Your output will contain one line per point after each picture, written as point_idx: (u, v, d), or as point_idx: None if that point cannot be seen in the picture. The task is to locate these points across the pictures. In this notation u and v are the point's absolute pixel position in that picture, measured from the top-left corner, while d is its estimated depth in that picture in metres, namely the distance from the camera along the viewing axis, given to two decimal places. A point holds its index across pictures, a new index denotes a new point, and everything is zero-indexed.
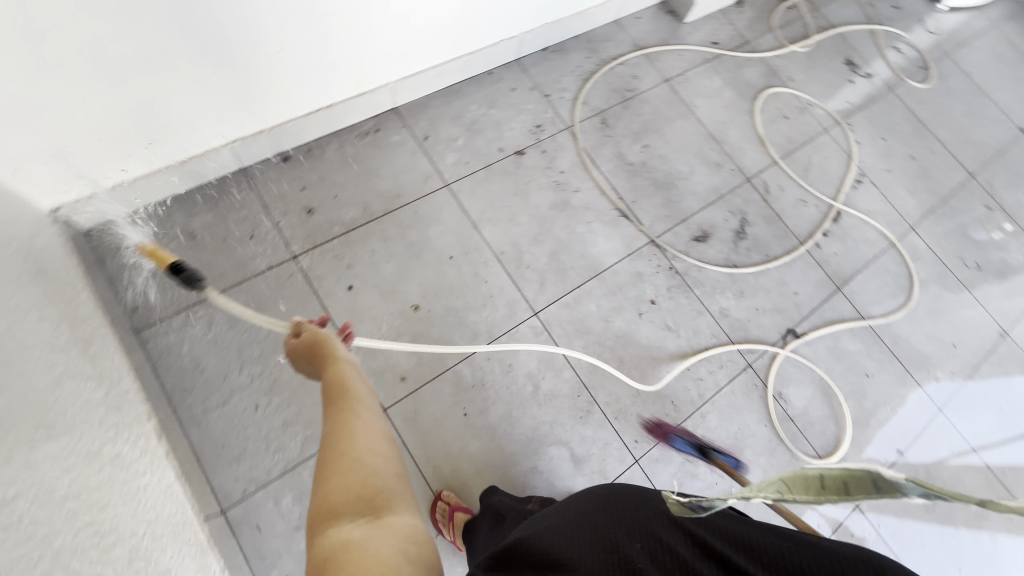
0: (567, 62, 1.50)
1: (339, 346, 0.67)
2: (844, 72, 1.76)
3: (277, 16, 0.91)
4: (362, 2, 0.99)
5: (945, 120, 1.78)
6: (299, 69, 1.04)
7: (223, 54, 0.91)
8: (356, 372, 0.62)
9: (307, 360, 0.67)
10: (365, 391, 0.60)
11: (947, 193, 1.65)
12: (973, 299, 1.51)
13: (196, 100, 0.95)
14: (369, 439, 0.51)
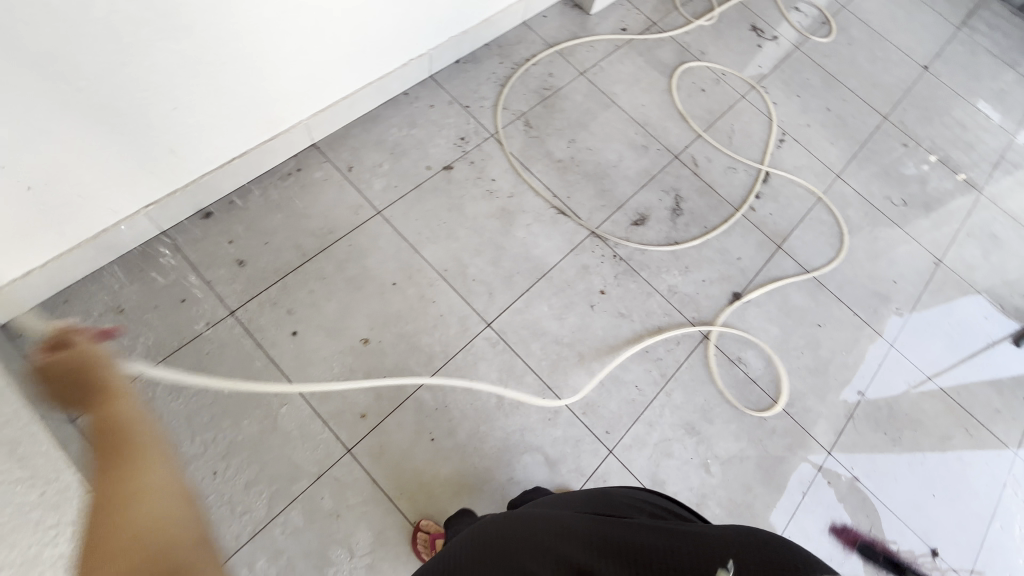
0: (482, 71, 1.51)
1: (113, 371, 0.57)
2: (750, 38, 1.82)
3: (169, 74, 0.89)
4: (257, 46, 0.98)
5: (851, 69, 1.86)
6: (204, 123, 1.02)
7: (117, 120, 0.88)
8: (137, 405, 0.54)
9: (60, 384, 0.56)
10: (153, 436, 0.51)
11: (865, 138, 1.72)
12: (905, 234, 1.57)
13: (97, 171, 0.92)
14: (161, 498, 0.43)
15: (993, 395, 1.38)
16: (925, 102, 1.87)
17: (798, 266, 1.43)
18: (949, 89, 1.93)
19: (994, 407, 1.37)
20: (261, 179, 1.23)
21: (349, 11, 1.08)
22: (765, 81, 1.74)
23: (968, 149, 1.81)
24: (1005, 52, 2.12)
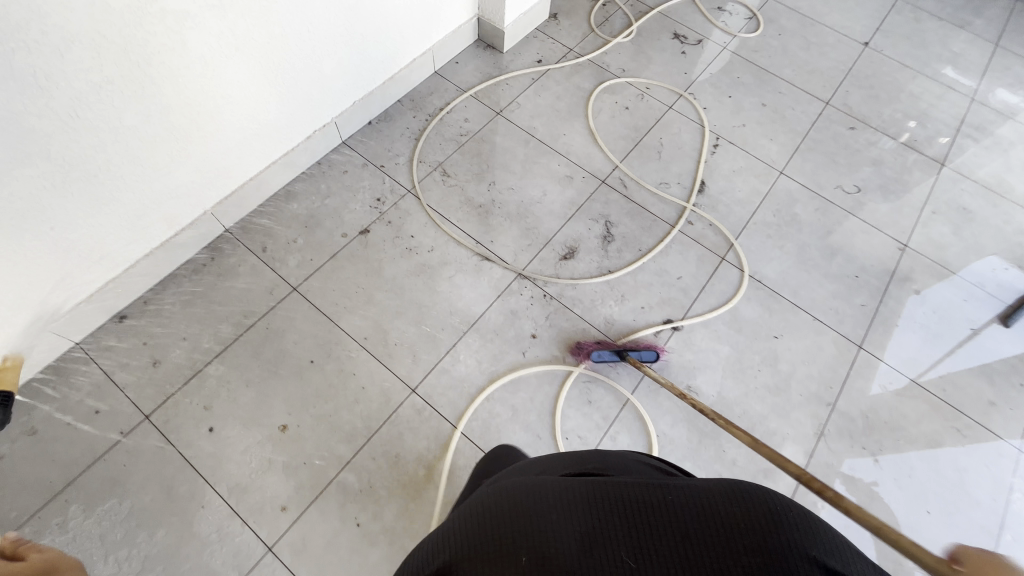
0: (395, 128, 1.50)
1: None
2: (674, 46, 1.78)
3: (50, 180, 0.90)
4: (140, 138, 0.99)
5: (785, 60, 1.79)
6: (101, 223, 1.02)
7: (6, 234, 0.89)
8: None
9: None
10: None
11: (808, 127, 1.64)
12: (864, 222, 1.47)
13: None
14: None
15: (985, 387, 1.25)
16: (871, 78, 1.78)
17: (745, 277, 1.35)
18: (895, 62, 1.83)
19: (988, 400, 1.23)
20: (175, 274, 1.22)
21: (235, 89, 1.09)
22: (693, 87, 1.68)
23: (924, 121, 1.71)
24: (953, 12, 2.02)
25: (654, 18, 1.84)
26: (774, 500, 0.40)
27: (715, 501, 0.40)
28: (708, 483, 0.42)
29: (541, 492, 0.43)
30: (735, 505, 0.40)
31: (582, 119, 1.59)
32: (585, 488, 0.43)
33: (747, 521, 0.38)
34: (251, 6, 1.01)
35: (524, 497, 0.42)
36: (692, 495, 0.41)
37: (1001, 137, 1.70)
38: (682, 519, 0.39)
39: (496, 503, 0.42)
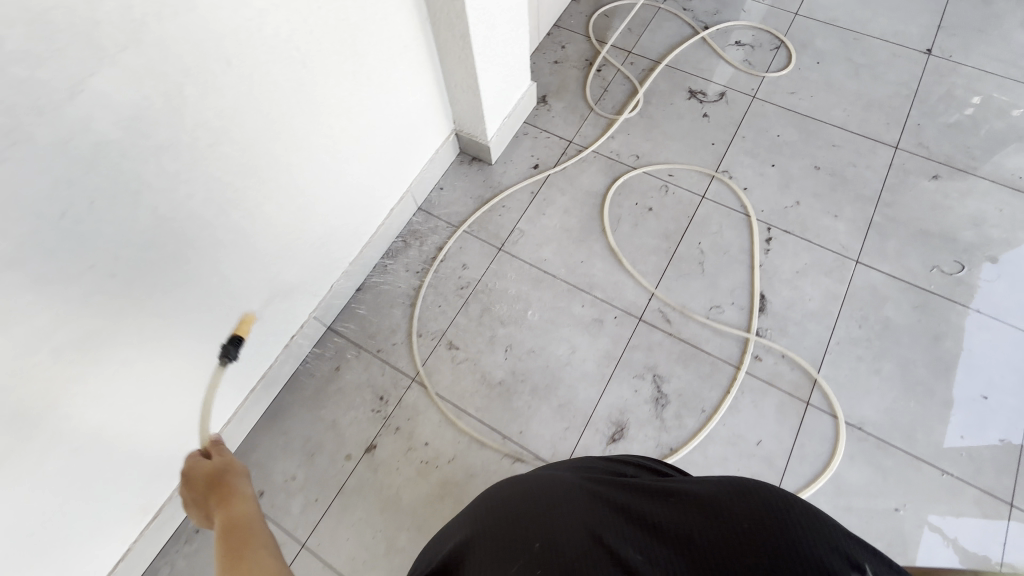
0: (385, 294, 1.28)
1: (240, 473, 0.64)
2: (692, 108, 1.47)
3: None
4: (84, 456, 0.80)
5: (832, 96, 1.47)
6: (62, 555, 0.85)
7: None
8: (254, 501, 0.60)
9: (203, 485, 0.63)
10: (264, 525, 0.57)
11: (878, 188, 1.33)
12: (978, 314, 1.17)
13: None
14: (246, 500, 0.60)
15: None
16: (944, 100, 1.44)
17: (842, 426, 1.08)
18: (971, 68, 1.48)
19: None
20: (166, 550, 1.05)
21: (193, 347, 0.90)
22: (725, 161, 1.38)
23: None
24: None
25: (660, 75, 1.53)
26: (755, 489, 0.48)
27: (712, 501, 0.48)
28: (705, 491, 0.50)
29: (560, 488, 0.53)
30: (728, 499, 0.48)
31: (599, 234, 1.32)
32: (594, 492, 0.52)
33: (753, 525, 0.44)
34: (176, 274, 0.80)
35: (549, 496, 0.51)
36: (692, 504, 0.49)
37: None
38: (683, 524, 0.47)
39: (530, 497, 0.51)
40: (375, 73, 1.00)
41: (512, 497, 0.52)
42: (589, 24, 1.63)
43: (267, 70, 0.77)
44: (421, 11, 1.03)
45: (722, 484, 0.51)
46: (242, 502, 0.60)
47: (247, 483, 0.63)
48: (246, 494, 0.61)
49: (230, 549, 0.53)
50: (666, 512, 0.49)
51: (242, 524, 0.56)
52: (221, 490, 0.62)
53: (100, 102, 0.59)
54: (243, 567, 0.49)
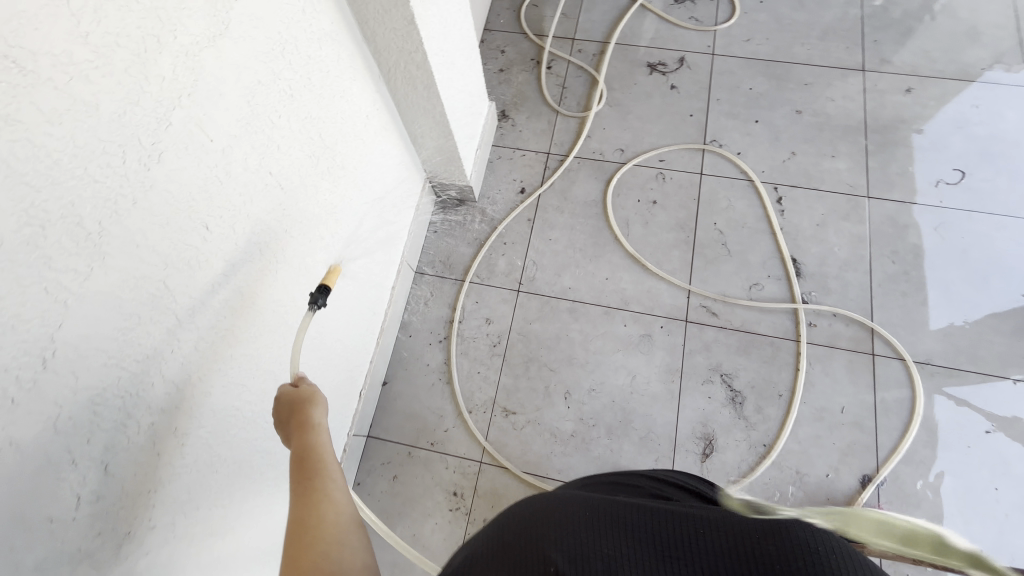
0: (415, 377, 1.16)
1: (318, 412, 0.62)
2: (657, 82, 1.40)
3: None
4: None
5: (786, 33, 1.43)
6: None
7: None
8: (328, 440, 0.60)
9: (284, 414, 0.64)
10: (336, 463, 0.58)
11: (862, 116, 1.31)
12: (992, 215, 1.19)
13: None
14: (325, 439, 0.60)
15: None
16: (890, 10, 1.43)
17: (913, 367, 1.08)
18: None
19: None
20: None
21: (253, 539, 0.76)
22: (710, 130, 1.33)
23: (976, 33, 1.38)
24: None
25: (613, 56, 1.45)
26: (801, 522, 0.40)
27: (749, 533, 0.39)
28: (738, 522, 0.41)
29: (589, 499, 0.46)
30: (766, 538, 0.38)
31: (613, 243, 1.25)
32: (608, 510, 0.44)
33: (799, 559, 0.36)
34: (216, 481, 0.66)
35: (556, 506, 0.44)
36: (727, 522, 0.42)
37: None
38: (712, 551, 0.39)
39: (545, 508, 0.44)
40: (348, 160, 0.86)
41: (523, 520, 0.43)
42: (521, 20, 1.51)
43: (248, 211, 0.63)
44: (374, 72, 0.89)
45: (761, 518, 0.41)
46: (317, 433, 0.61)
47: (323, 413, 0.63)
48: (319, 425, 0.61)
49: (303, 478, 0.56)
50: (691, 526, 0.42)
51: (315, 455, 0.58)
52: (298, 420, 0.62)
53: (83, 350, 0.44)
54: (316, 501, 0.53)
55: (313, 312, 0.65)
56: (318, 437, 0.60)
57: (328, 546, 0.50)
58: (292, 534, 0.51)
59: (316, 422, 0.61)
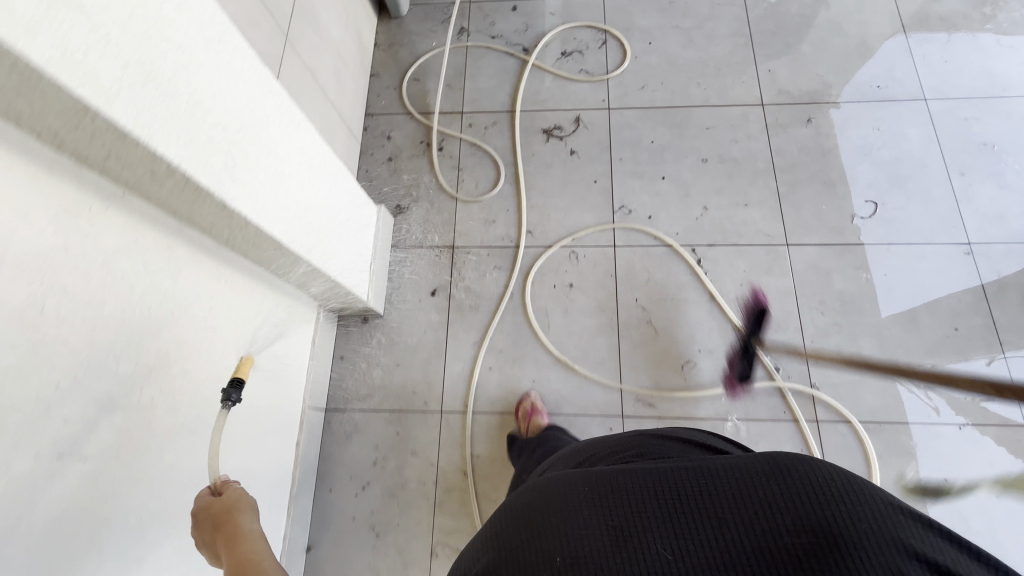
0: (342, 535, 1.05)
1: (246, 517, 0.61)
2: (555, 151, 1.32)
3: None
4: None
5: (679, 75, 1.37)
6: None
7: None
8: (265, 545, 0.57)
9: (211, 528, 0.61)
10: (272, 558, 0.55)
11: (768, 157, 1.26)
12: (911, 245, 1.15)
13: None
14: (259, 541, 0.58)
15: None
16: (780, 34, 1.39)
17: (860, 430, 1.03)
18: None
19: None
20: None
21: None
22: (617, 196, 1.26)
23: (867, 48, 1.35)
24: None
25: (506, 126, 1.36)
26: (797, 465, 0.45)
27: (749, 479, 0.44)
28: (741, 470, 0.46)
29: (598, 480, 0.48)
30: (772, 480, 0.44)
31: (534, 340, 1.16)
32: (615, 483, 0.48)
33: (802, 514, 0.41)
34: None
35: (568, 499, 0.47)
36: (734, 477, 0.45)
37: (953, 15, 1.36)
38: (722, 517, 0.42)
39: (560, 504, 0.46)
40: (188, 364, 0.74)
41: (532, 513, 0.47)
42: (403, 99, 1.40)
43: (30, 521, 0.52)
44: (210, 247, 0.77)
45: (764, 461, 0.46)
46: (250, 539, 0.58)
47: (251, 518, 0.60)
48: (251, 532, 0.59)
49: None
50: (694, 494, 0.45)
51: (249, 559, 0.55)
52: (228, 528, 0.59)
53: None
54: None
55: (225, 410, 0.68)
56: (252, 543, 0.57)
57: None
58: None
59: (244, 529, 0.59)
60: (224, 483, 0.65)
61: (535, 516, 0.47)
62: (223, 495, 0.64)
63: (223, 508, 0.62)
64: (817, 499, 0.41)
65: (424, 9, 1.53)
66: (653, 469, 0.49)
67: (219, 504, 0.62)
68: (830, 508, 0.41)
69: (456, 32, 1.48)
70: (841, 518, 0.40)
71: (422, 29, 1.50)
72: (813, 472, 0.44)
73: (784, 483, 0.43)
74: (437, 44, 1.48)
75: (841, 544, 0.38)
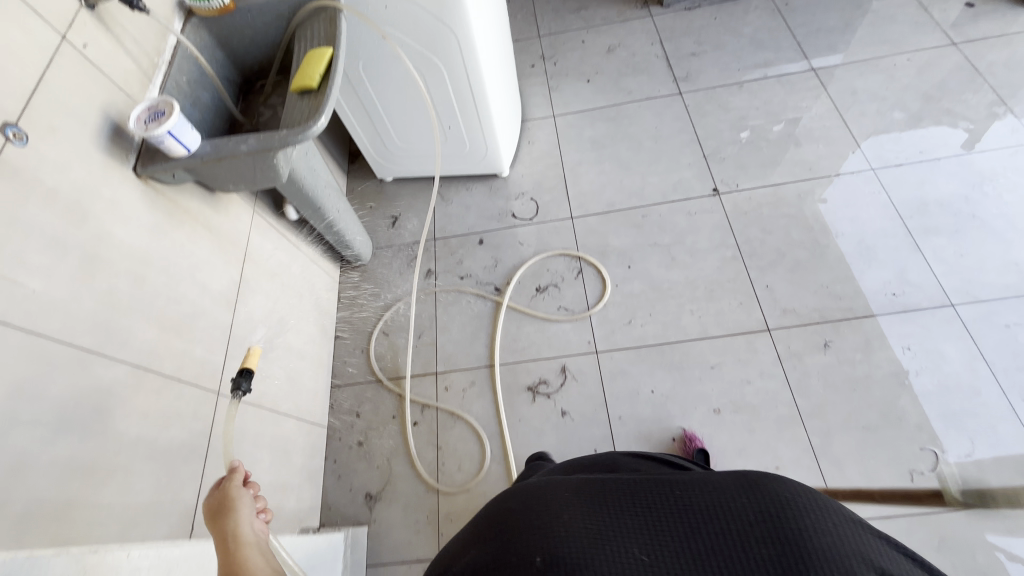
0: None
1: (241, 507, 0.57)
2: (545, 411, 1.16)
3: None
4: None
5: (667, 299, 1.24)
6: None
7: None
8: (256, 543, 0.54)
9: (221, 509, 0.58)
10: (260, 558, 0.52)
11: (790, 399, 1.09)
12: (997, 504, 0.94)
13: None
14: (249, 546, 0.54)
15: None
16: (770, 240, 1.28)
17: None
18: (764, 188, 1.35)
19: None
20: None
21: None
22: None
23: (868, 247, 1.22)
24: (739, 68, 1.59)
25: (487, 385, 1.21)
26: (761, 481, 0.44)
27: (717, 488, 0.44)
28: (714, 482, 0.45)
29: (574, 489, 0.48)
30: (740, 495, 0.43)
31: None
32: (597, 485, 0.48)
33: (767, 533, 0.40)
34: None
35: (545, 502, 0.46)
36: (699, 489, 0.45)
37: (952, 198, 1.25)
38: (688, 527, 0.42)
39: (533, 505, 0.46)
40: None
41: (511, 518, 0.46)
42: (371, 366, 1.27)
43: None
44: None
45: (737, 479, 0.45)
46: (241, 535, 0.54)
47: (247, 516, 0.56)
48: (242, 535, 0.54)
49: None
50: (665, 501, 0.45)
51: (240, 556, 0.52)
52: (223, 524, 0.55)
53: None
54: None
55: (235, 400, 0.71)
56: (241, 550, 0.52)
57: None
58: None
59: (231, 527, 0.55)
60: (237, 471, 0.63)
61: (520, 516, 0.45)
62: (227, 482, 0.61)
63: (222, 498, 0.59)
64: (780, 514, 0.41)
65: (389, 250, 1.46)
66: (632, 480, 0.48)
67: (221, 492, 0.60)
68: (791, 523, 0.40)
69: (423, 275, 1.39)
70: (807, 538, 0.39)
71: (387, 274, 1.41)
72: (779, 488, 0.43)
73: (750, 496, 0.43)
74: (404, 289, 1.39)
75: (799, 553, 0.38)
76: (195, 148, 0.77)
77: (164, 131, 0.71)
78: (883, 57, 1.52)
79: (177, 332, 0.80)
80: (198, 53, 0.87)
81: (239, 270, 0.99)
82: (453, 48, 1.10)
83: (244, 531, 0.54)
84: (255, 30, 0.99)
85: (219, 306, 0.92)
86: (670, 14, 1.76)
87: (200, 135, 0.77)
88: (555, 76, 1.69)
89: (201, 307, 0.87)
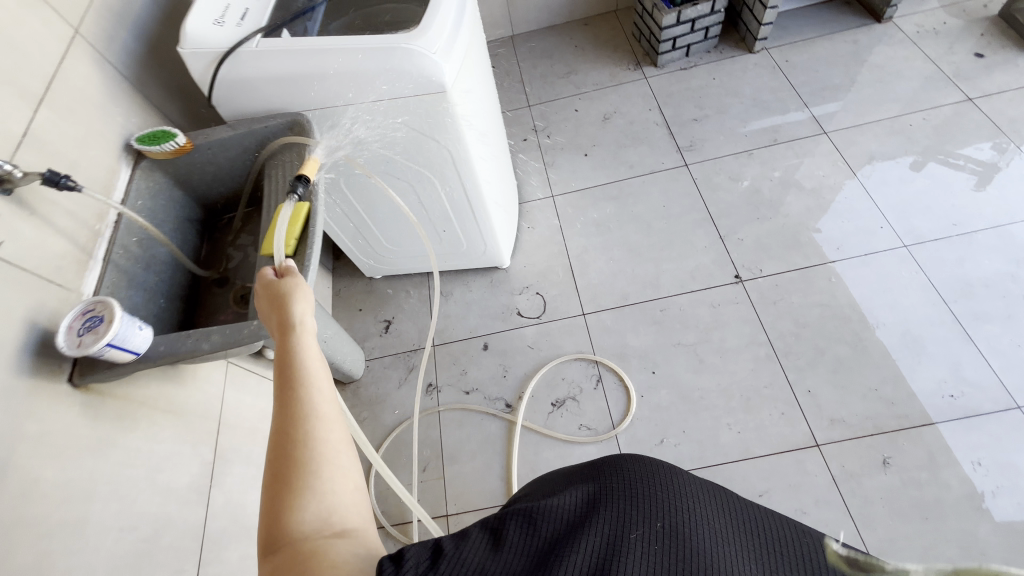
0: None
1: (299, 304, 0.61)
2: None
3: None
4: None
5: (700, 411, 1.12)
6: None
7: None
8: (310, 337, 0.60)
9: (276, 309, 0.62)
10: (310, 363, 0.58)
11: (854, 532, 0.96)
12: None
13: None
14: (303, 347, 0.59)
15: None
16: (805, 334, 1.16)
17: None
18: (791, 273, 1.24)
19: None
20: None
21: None
22: None
23: (914, 340, 1.12)
24: (745, 133, 1.49)
25: None
26: None
27: (840, 557, 0.49)
28: (835, 552, 0.50)
29: (703, 492, 0.55)
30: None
31: None
32: (723, 500, 0.55)
33: None
34: None
35: (677, 487, 0.54)
36: (820, 552, 0.50)
37: (997, 278, 1.15)
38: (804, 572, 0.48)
39: (666, 485, 0.54)
40: None
41: (641, 481, 0.54)
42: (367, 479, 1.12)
43: None
44: None
45: (842, 548, 0.51)
46: (296, 332, 0.60)
47: (306, 309, 0.61)
48: (299, 325, 0.60)
49: (283, 384, 0.56)
50: (786, 544, 0.51)
51: (292, 358, 0.58)
52: (280, 319, 0.61)
53: None
54: (294, 392, 0.55)
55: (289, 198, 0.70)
56: (298, 335, 0.59)
57: (308, 411, 0.54)
58: (271, 487, 0.50)
59: (293, 316, 0.60)
60: (289, 272, 0.63)
61: (648, 483, 0.53)
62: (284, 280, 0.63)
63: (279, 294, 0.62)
64: None
65: (383, 360, 1.31)
66: (755, 512, 0.55)
67: (282, 285, 0.62)
68: None
69: (424, 390, 1.25)
70: None
71: (384, 390, 1.27)
72: None
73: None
74: (404, 408, 1.24)
75: None
76: (146, 349, 0.62)
77: (104, 344, 0.57)
78: (897, 117, 1.43)
79: (136, 568, 0.65)
80: (147, 222, 0.72)
81: (213, 444, 0.84)
82: (447, 163, 0.98)
83: (298, 326, 0.60)
84: (219, 165, 0.86)
85: (191, 504, 0.77)
86: (665, 75, 1.67)
87: (152, 332, 0.62)
88: (550, 149, 1.58)
89: (169, 517, 0.72)
